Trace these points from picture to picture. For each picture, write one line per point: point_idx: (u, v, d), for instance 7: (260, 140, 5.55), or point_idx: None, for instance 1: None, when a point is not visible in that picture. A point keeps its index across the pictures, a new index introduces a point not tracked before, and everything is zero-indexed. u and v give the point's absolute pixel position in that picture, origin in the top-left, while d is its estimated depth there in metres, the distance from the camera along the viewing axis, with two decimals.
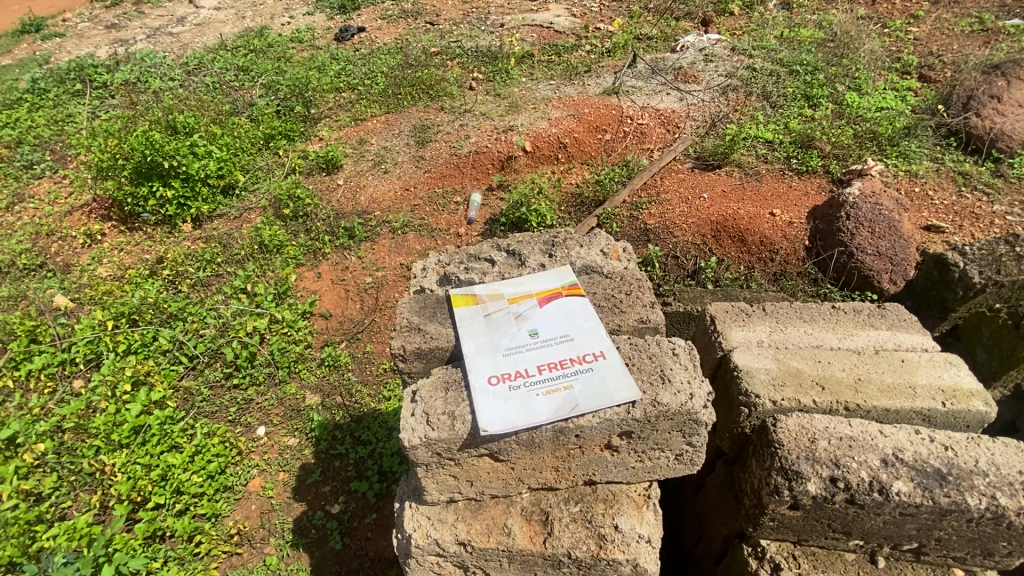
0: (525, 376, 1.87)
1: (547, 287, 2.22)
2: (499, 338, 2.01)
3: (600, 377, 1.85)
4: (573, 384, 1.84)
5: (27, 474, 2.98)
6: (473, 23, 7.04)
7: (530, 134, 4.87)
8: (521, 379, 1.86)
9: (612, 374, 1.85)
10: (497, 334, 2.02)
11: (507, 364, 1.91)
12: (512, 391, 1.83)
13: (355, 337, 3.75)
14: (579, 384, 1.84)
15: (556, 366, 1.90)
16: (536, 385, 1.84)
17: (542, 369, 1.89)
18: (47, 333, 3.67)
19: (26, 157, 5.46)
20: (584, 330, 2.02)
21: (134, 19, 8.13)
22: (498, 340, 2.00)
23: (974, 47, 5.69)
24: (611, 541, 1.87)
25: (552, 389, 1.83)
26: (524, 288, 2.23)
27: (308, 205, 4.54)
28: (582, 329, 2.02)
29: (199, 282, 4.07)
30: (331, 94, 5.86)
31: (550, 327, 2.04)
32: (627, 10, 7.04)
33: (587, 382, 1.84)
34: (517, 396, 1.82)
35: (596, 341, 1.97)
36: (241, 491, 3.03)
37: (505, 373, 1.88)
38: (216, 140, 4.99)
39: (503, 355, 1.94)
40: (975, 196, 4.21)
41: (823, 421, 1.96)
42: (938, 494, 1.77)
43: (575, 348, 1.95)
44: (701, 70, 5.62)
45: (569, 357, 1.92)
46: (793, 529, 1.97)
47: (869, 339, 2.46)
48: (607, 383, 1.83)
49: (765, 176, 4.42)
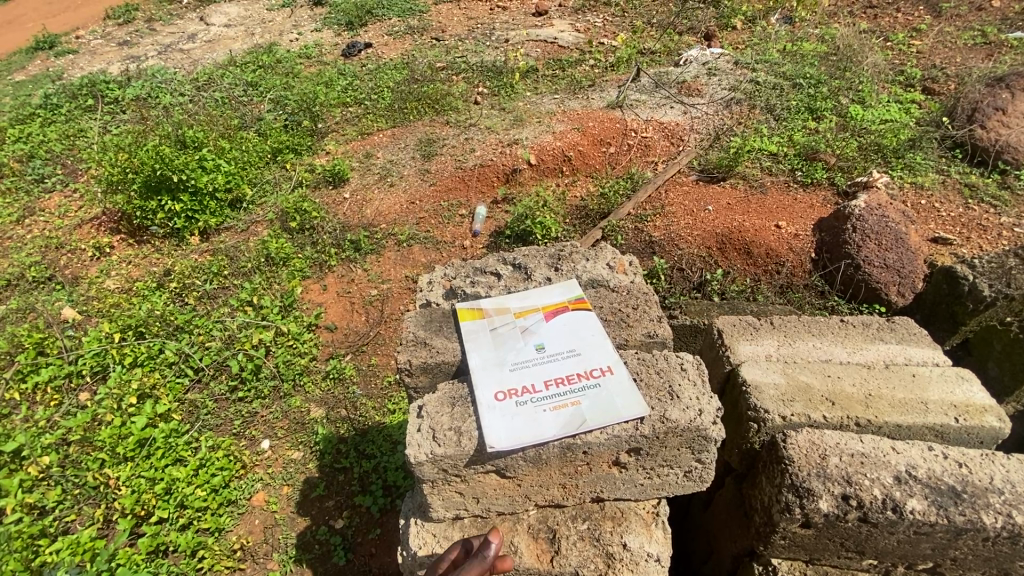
0: (532, 392, 1.85)
1: (552, 300, 2.20)
2: (504, 352, 2.00)
3: (607, 394, 1.84)
4: (581, 399, 1.83)
5: (32, 487, 2.97)
6: (479, 39, 7.09)
7: (535, 147, 4.91)
8: (528, 395, 1.85)
9: (619, 390, 1.84)
10: (504, 348, 2.01)
11: (513, 378, 1.90)
12: (518, 406, 1.82)
13: (360, 349, 3.75)
14: (586, 401, 1.82)
15: (561, 382, 1.88)
16: (544, 401, 1.83)
17: (549, 384, 1.87)
18: (55, 346, 3.68)
19: (37, 171, 5.50)
20: (591, 344, 2.00)
21: (145, 36, 8.21)
22: (503, 355, 1.98)
23: (977, 60, 5.72)
24: (619, 560, 1.86)
25: (559, 405, 1.82)
26: (529, 304, 2.20)
27: (315, 219, 4.56)
28: (589, 344, 2.00)
29: (205, 295, 4.07)
30: (338, 109, 5.88)
31: (558, 342, 2.02)
32: (630, 26, 7.08)
33: (595, 399, 1.83)
34: (522, 411, 1.81)
35: (603, 356, 1.95)
36: (245, 506, 3.00)
37: (513, 389, 1.87)
38: (224, 154, 5.02)
39: (509, 370, 1.92)
40: (983, 208, 4.20)
41: (834, 437, 1.94)
42: (953, 513, 1.74)
43: (580, 363, 1.93)
44: (704, 83, 5.64)
45: (577, 371, 1.91)
46: (804, 547, 1.93)
47: (879, 354, 2.43)
48: (615, 398, 1.82)
49: (770, 188, 4.42)
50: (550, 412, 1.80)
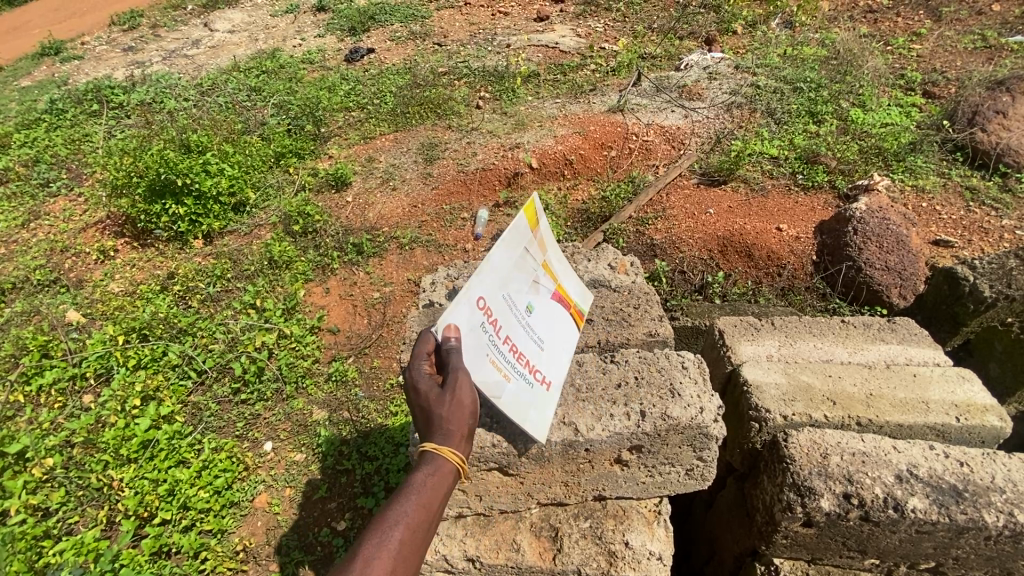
0: (497, 332, 1.60)
1: (568, 291, 1.97)
2: (516, 276, 1.70)
3: (530, 399, 1.67)
4: (514, 380, 1.63)
5: (36, 489, 2.98)
6: (480, 44, 7.14)
7: (536, 151, 4.93)
8: (492, 327, 1.58)
9: (538, 407, 1.69)
10: (517, 274, 1.70)
11: (501, 302, 1.63)
12: (482, 327, 1.55)
13: (362, 352, 3.76)
14: (514, 386, 1.62)
15: (517, 352, 1.65)
16: (497, 347, 1.59)
17: (510, 343, 1.63)
18: (58, 349, 3.70)
19: (42, 175, 5.53)
20: (555, 349, 1.81)
21: (150, 42, 8.28)
22: (513, 278, 1.68)
23: (977, 64, 5.75)
24: (621, 558, 1.87)
25: (500, 366, 1.59)
26: (556, 270, 1.93)
27: (318, 221, 4.60)
28: (555, 349, 1.82)
29: (209, 297, 4.09)
30: (341, 114, 5.92)
31: (543, 321, 1.80)
32: (631, 30, 7.12)
33: (520, 393, 1.64)
34: (478, 335, 1.54)
35: (556, 369, 1.78)
36: (248, 508, 3.01)
37: (493, 312, 1.60)
38: (227, 158, 5.05)
39: (503, 296, 1.63)
40: (984, 211, 4.21)
41: (836, 437, 1.95)
42: (955, 511, 1.75)
43: (540, 355, 1.74)
44: (705, 88, 5.67)
45: (533, 359, 1.71)
46: (805, 546, 1.94)
47: (880, 354, 2.44)
48: (533, 410, 1.67)
49: (771, 192, 4.43)
50: (491, 361, 1.56)
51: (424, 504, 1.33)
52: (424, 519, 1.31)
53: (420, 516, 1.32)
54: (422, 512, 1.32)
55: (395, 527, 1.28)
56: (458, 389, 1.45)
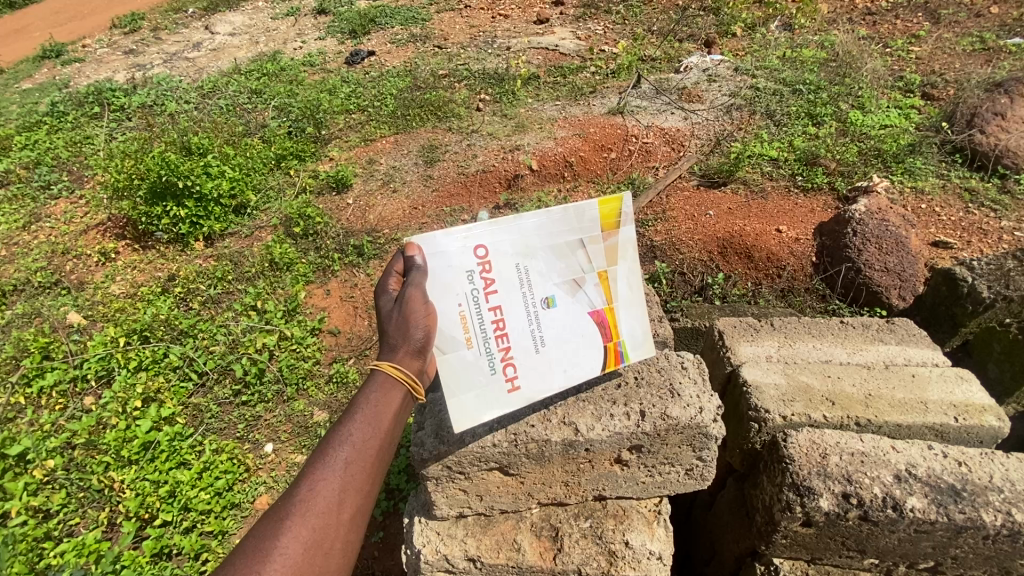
0: (485, 290, 1.61)
1: (619, 322, 1.76)
2: (544, 258, 1.66)
3: (477, 380, 1.60)
4: (473, 348, 1.59)
5: (37, 490, 2.99)
6: (480, 47, 7.16)
7: (536, 154, 4.96)
8: (479, 281, 1.60)
9: (480, 396, 1.61)
10: (548, 257, 1.66)
11: (506, 265, 1.62)
12: (467, 273, 1.59)
13: (363, 354, 3.77)
14: (468, 353, 1.59)
15: (495, 325, 1.61)
16: (471, 303, 1.59)
17: (491, 309, 1.61)
18: (59, 351, 3.71)
19: (44, 177, 5.55)
20: (549, 356, 1.67)
21: (151, 45, 8.30)
22: (538, 257, 1.65)
23: (976, 66, 5.77)
24: (621, 558, 1.88)
25: (465, 321, 1.59)
26: (618, 294, 1.75)
27: (318, 223, 4.61)
28: (550, 357, 1.67)
29: (210, 299, 4.10)
30: (341, 116, 5.94)
31: (557, 324, 1.68)
32: (630, 33, 7.14)
33: (471, 366, 1.60)
34: (459, 280, 1.59)
35: (532, 377, 1.65)
36: (248, 509, 3.01)
37: (489, 268, 1.61)
38: (228, 160, 5.06)
39: (515, 263, 1.63)
40: (983, 212, 4.23)
41: (835, 437, 1.96)
42: (953, 510, 1.76)
43: (522, 349, 1.64)
44: (704, 90, 5.68)
45: (511, 348, 1.63)
46: (805, 546, 1.94)
47: (879, 355, 2.45)
48: (470, 392, 1.59)
49: (770, 194, 4.44)
50: (457, 310, 1.58)
51: (370, 419, 1.40)
52: (370, 433, 1.39)
53: (366, 434, 1.39)
54: (368, 429, 1.39)
55: (342, 445, 1.37)
56: (410, 300, 1.53)
